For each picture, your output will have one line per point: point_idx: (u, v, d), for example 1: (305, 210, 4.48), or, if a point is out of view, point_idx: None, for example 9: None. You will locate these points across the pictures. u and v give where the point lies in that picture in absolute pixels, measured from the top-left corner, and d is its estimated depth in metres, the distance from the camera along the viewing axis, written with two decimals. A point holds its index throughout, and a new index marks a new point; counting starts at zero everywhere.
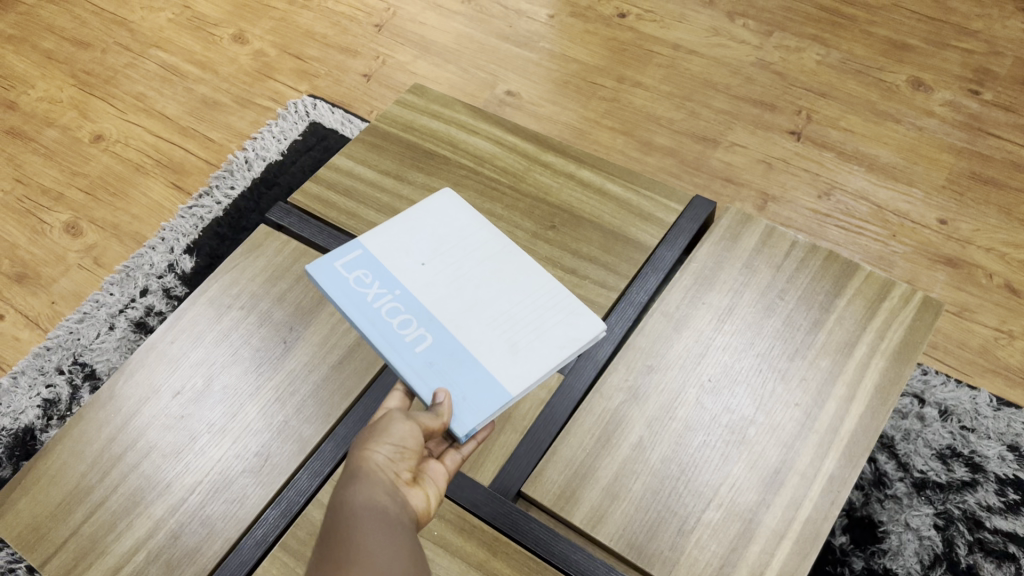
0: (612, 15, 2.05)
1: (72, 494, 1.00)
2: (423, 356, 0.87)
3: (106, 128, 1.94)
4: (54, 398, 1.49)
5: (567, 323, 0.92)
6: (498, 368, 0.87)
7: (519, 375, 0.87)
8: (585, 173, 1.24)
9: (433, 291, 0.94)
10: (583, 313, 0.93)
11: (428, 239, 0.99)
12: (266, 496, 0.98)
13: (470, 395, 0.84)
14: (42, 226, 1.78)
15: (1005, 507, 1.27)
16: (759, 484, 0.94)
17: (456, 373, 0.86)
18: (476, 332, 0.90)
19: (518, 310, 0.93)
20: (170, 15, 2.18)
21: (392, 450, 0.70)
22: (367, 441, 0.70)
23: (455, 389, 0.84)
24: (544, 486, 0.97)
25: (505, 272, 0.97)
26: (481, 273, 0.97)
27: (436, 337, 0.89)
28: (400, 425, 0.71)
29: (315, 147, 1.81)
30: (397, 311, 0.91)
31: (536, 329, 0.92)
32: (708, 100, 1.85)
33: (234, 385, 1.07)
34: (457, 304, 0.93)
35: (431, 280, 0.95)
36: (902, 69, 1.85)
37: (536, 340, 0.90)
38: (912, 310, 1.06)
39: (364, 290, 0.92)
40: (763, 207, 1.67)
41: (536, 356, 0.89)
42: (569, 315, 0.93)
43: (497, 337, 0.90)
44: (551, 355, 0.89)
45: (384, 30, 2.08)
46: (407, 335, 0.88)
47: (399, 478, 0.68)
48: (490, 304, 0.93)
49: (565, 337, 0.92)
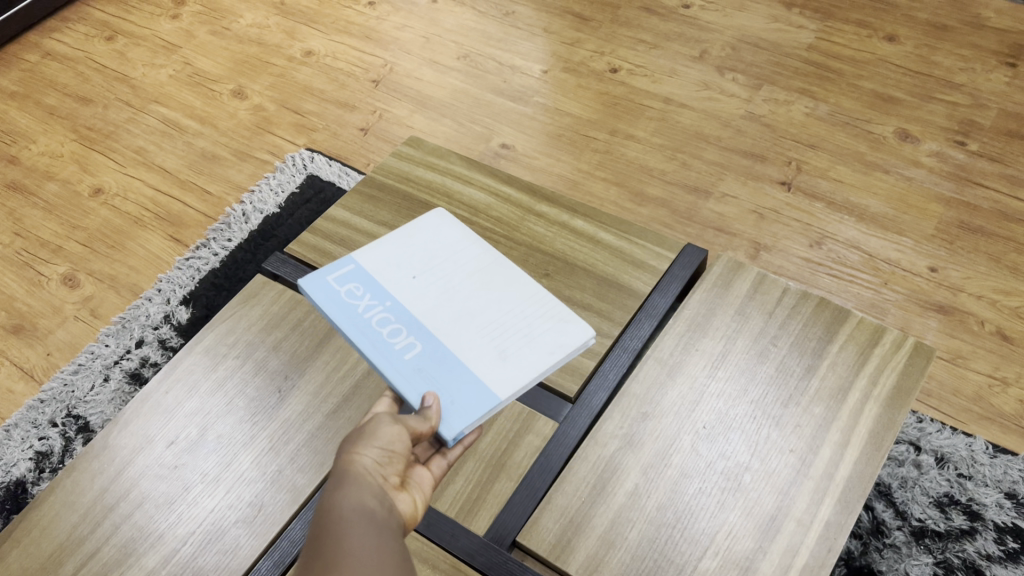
0: (604, 70, 2.09)
1: (62, 545, 0.99)
2: (413, 362, 0.88)
3: (105, 182, 1.97)
4: (46, 450, 1.48)
5: (555, 330, 0.94)
6: (487, 374, 0.88)
7: (506, 379, 0.88)
8: (578, 223, 1.26)
9: (423, 302, 0.95)
10: (571, 320, 0.95)
11: (423, 256, 1.01)
12: (260, 547, 0.97)
13: (456, 398, 0.85)
14: (39, 278, 1.79)
15: (1005, 555, 1.25)
16: (755, 531, 0.94)
17: (442, 378, 0.87)
18: (466, 339, 0.92)
19: (507, 318, 0.95)
20: (170, 72, 2.23)
21: (380, 453, 0.70)
22: (356, 443, 0.71)
23: (442, 392, 0.85)
24: (539, 536, 0.96)
25: (494, 283, 0.99)
26: (471, 286, 0.98)
27: (425, 344, 0.90)
28: (388, 429, 0.72)
29: (312, 200, 1.83)
30: (386, 321, 0.93)
31: (525, 336, 0.93)
32: (699, 151, 1.88)
33: (228, 435, 1.07)
34: (446, 313, 0.94)
35: (423, 292, 0.96)
36: (889, 121, 1.89)
37: (524, 347, 0.92)
38: (903, 355, 1.07)
39: (356, 303, 0.94)
40: (755, 256, 1.69)
41: (523, 361, 0.90)
42: (557, 323, 0.94)
43: (485, 345, 0.91)
44: (539, 359, 0.91)
45: (381, 85, 2.12)
46: (398, 344, 0.90)
47: (387, 481, 0.69)
48: (480, 315, 0.95)
49: (553, 343, 0.93)
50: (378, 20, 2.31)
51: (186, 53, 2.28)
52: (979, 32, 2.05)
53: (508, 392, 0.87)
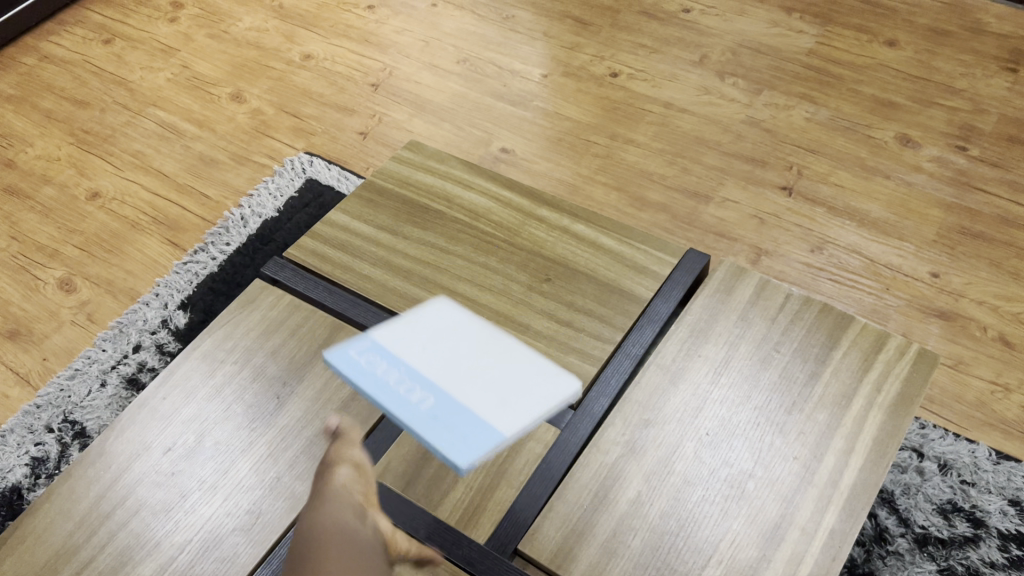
0: (603, 75, 2.09)
1: (58, 553, 0.98)
2: (429, 413, 0.89)
3: (102, 186, 1.96)
4: (42, 456, 1.47)
5: (546, 381, 0.99)
6: (495, 418, 0.92)
7: (510, 420, 0.93)
8: (579, 227, 1.25)
9: (433, 359, 0.96)
10: (559, 372, 1.01)
11: (420, 318, 1.04)
12: (258, 554, 0.96)
13: (469, 451, 0.87)
14: (35, 282, 1.78)
15: (1009, 563, 1.25)
16: (759, 539, 0.93)
17: (457, 428, 0.89)
18: (474, 391, 0.93)
19: (508, 373, 0.97)
20: (169, 75, 2.22)
21: (350, 473, 0.87)
22: (327, 472, 0.87)
23: (458, 439, 0.88)
24: (541, 544, 0.95)
25: (493, 346, 1.02)
26: (474, 347, 1.01)
27: (439, 399, 0.91)
28: (352, 450, 0.90)
29: (310, 204, 1.83)
30: (401, 377, 0.93)
31: (524, 390, 0.96)
32: (700, 156, 1.88)
33: (226, 441, 1.05)
34: (455, 370, 0.96)
35: (424, 345, 0.98)
36: (890, 126, 1.89)
37: (524, 398, 0.96)
38: (906, 362, 1.06)
39: (369, 365, 0.94)
40: (756, 261, 1.68)
41: (523, 409, 0.94)
42: (549, 372, 1.00)
43: (492, 395, 0.93)
44: (534, 407, 0.95)
45: (380, 89, 2.11)
46: (412, 397, 0.91)
47: (361, 498, 0.84)
48: (486, 372, 0.97)
49: (547, 393, 0.98)
50: (377, 23, 2.30)
51: (184, 56, 2.27)
52: (979, 37, 2.05)
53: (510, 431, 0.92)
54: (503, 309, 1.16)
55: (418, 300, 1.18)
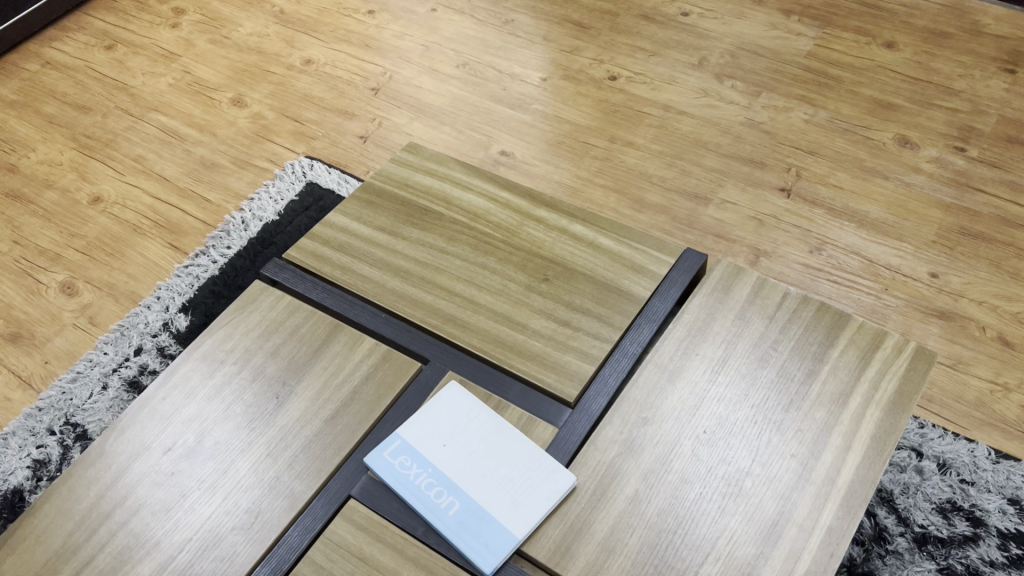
0: (603, 78, 2.09)
1: (58, 553, 0.98)
2: (456, 518, 0.97)
3: (104, 190, 1.97)
4: (44, 459, 1.47)
5: (546, 477, 0.99)
6: (512, 521, 0.96)
7: (523, 520, 0.96)
8: (578, 227, 1.26)
9: (456, 460, 1.02)
10: (559, 467, 1.00)
11: (447, 415, 1.06)
12: (257, 552, 0.96)
13: (492, 550, 0.94)
14: (38, 286, 1.79)
15: (1008, 562, 1.24)
16: (757, 536, 0.93)
17: (479, 531, 0.96)
18: (490, 491, 1.00)
19: (520, 463, 1.01)
20: (170, 80, 2.23)
21: None
22: None
23: (478, 543, 0.95)
24: (540, 542, 0.95)
25: (510, 428, 1.05)
26: (492, 429, 1.05)
27: (464, 502, 0.99)
28: None
29: (311, 208, 1.83)
30: (429, 483, 1.00)
31: (531, 483, 0.99)
32: (699, 158, 1.88)
33: (225, 441, 1.06)
34: (475, 469, 1.02)
35: (452, 446, 1.04)
36: (889, 128, 1.89)
37: (531, 492, 0.98)
38: (905, 360, 1.06)
39: (402, 469, 1.02)
40: (755, 262, 1.69)
41: (533, 506, 0.97)
42: (548, 471, 1.00)
43: (506, 496, 0.99)
44: (539, 507, 0.97)
45: (380, 93, 2.12)
46: (440, 500, 0.99)
47: None
48: (502, 463, 1.02)
49: (546, 489, 0.98)
50: (377, 28, 2.31)
51: (185, 62, 2.28)
52: (978, 39, 2.05)
53: (525, 531, 0.96)
54: (504, 309, 1.16)
55: (418, 301, 1.18)
